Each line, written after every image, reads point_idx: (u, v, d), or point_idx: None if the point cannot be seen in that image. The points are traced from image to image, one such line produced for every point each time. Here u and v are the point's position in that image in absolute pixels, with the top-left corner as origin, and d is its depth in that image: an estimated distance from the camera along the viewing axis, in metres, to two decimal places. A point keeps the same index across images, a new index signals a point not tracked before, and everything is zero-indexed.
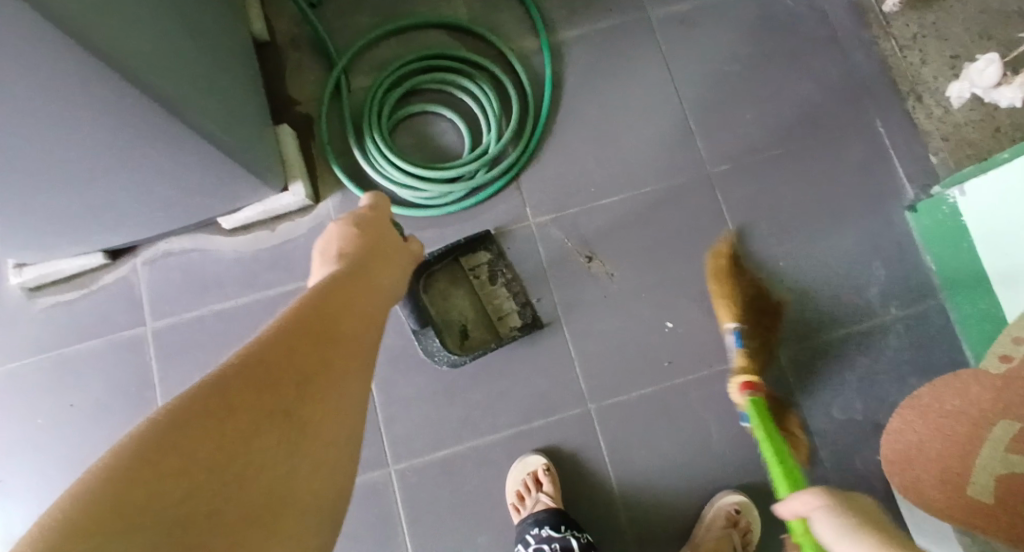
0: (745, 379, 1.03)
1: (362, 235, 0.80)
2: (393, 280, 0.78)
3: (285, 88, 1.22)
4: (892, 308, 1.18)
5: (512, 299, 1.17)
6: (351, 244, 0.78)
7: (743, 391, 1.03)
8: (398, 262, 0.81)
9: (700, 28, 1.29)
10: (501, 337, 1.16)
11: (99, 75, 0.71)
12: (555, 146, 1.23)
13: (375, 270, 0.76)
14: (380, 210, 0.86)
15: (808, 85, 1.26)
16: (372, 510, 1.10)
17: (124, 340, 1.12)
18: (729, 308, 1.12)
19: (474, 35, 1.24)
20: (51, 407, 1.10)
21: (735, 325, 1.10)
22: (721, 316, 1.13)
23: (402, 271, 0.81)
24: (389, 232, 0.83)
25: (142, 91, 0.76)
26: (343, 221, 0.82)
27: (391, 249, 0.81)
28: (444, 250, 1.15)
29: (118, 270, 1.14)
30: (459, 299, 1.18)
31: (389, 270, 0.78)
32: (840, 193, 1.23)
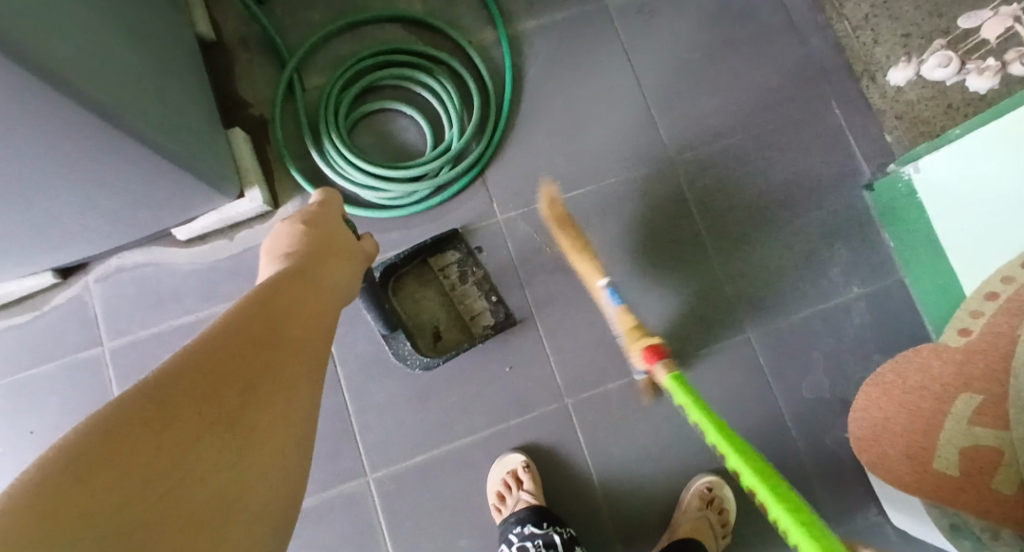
0: (647, 347, 0.92)
1: (313, 232, 0.81)
2: (346, 276, 0.80)
3: (236, 90, 1.17)
4: (855, 287, 1.21)
5: (483, 298, 1.15)
6: (298, 242, 0.79)
7: (651, 359, 0.92)
8: (351, 258, 0.82)
9: (659, 16, 1.28)
10: (474, 337, 1.14)
11: (33, 91, 0.66)
12: (519, 140, 1.21)
13: (324, 266, 0.77)
14: (330, 207, 0.87)
15: (766, 70, 1.27)
16: (352, 521, 1.08)
17: (79, 362, 1.07)
18: (591, 263, 1.05)
19: (431, 28, 1.21)
20: (5, 437, 1.04)
21: (607, 282, 1.02)
22: (589, 274, 1.04)
23: (356, 267, 0.83)
24: (342, 229, 0.85)
25: (84, 104, 0.72)
26: (291, 221, 0.84)
27: (343, 245, 0.82)
28: (409, 252, 1.12)
29: (68, 289, 1.09)
30: (429, 301, 1.16)
31: (342, 266, 0.80)
32: (801, 177, 1.24)
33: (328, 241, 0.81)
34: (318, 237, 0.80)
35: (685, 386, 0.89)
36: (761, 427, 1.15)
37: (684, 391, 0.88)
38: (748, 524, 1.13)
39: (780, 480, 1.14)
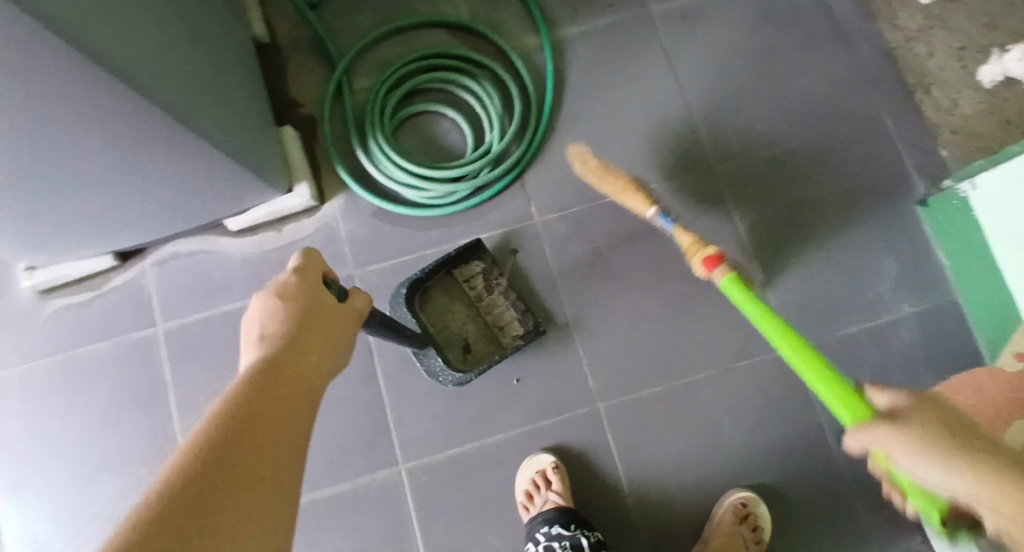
0: (706, 259, 0.92)
1: (291, 313, 0.66)
2: (332, 357, 0.67)
3: (289, 91, 1.22)
4: (903, 301, 1.17)
5: (511, 308, 1.13)
6: (275, 330, 0.65)
7: (711, 268, 0.92)
8: (341, 332, 0.70)
9: (703, 23, 1.28)
10: (504, 347, 1.13)
11: (101, 78, 0.71)
12: (560, 143, 1.22)
13: (305, 356, 0.64)
14: (308, 272, 0.71)
15: (813, 78, 1.26)
16: (382, 511, 1.10)
17: (133, 342, 1.12)
18: (638, 196, 1.03)
19: (475, 34, 1.25)
20: (61, 410, 1.10)
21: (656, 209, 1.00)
22: (636, 206, 1.03)
23: (347, 338, 0.71)
24: (325, 297, 0.70)
25: (148, 91, 0.77)
26: (269, 286, 0.69)
27: (327, 318, 0.69)
28: (437, 266, 1.11)
29: (127, 272, 1.15)
30: (458, 313, 1.16)
31: (326, 346, 0.67)
32: (848, 187, 1.22)
33: (310, 320, 0.67)
34: (306, 305, 0.68)
35: (742, 286, 0.90)
36: (799, 440, 1.12)
37: (741, 293, 0.89)
38: (785, 540, 1.10)
39: (819, 498, 1.10)
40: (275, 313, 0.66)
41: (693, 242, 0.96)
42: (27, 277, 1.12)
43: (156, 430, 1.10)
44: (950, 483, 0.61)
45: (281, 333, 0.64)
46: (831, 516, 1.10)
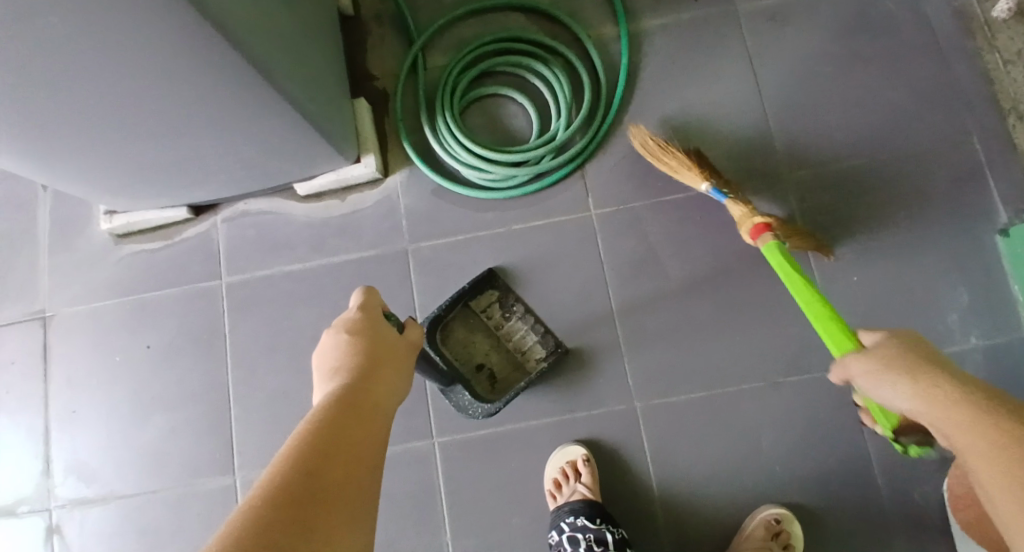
0: (752, 226, 1.01)
1: (359, 344, 0.72)
2: (398, 383, 0.73)
3: (366, 63, 1.25)
4: (971, 335, 1.11)
5: (530, 331, 1.14)
6: (345, 361, 0.70)
7: (755, 236, 1.01)
8: (403, 362, 0.75)
9: (789, 24, 1.24)
10: (529, 372, 1.13)
11: (193, 35, 0.74)
12: (626, 136, 1.21)
13: (376, 381, 0.69)
14: (371, 307, 0.77)
15: (900, 91, 1.20)
16: (412, 481, 1.12)
17: (197, 291, 1.18)
18: (695, 172, 1.07)
19: (553, 20, 1.24)
20: (126, 346, 1.17)
21: (710, 186, 1.06)
22: (690, 179, 1.09)
23: (410, 365, 0.76)
24: (388, 330, 0.76)
25: (242, 50, 0.80)
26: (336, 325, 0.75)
27: (391, 348, 0.74)
28: (455, 300, 1.12)
29: (199, 225, 1.20)
30: (480, 343, 1.16)
31: (393, 374, 0.72)
32: (924, 209, 1.16)
33: (376, 349, 0.72)
34: (373, 336, 0.73)
35: (791, 267, 0.98)
36: (840, 465, 1.09)
37: (791, 276, 0.97)
38: None
39: (854, 525, 1.07)
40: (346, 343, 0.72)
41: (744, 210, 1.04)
42: (107, 221, 1.18)
43: (211, 376, 1.15)
44: (898, 395, 0.77)
45: (352, 363, 0.70)
46: (864, 545, 1.06)
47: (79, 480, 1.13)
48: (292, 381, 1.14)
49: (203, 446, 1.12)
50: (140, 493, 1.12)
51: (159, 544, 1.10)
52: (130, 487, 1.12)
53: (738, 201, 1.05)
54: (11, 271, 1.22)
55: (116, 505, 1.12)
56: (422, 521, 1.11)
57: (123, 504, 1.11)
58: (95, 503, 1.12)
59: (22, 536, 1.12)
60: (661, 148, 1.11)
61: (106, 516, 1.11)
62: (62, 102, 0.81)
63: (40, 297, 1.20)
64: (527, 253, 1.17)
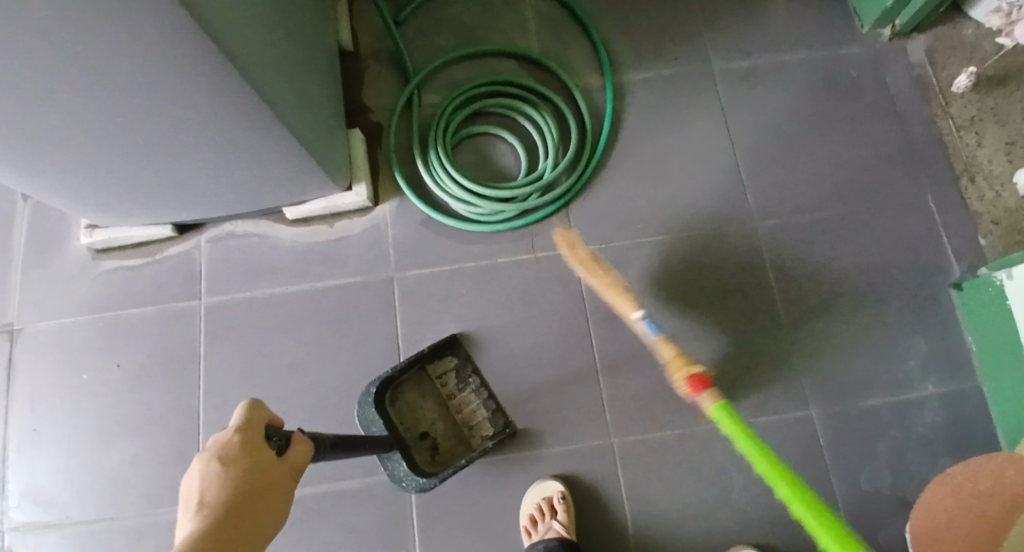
0: (692, 379, 0.89)
1: (227, 484, 0.65)
2: (263, 526, 0.66)
3: (361, 96, 1.28)
4: (930, 383, 1.17)
5: (482, 406, 1.12)
6: (208, 505, 0.64)
7: (698, 391, 0.89)
8: (275, 498, 0.67)
9: (761, 84, 1.33)
10: (472, 449, 1.10)
11: (206, 60, 0.77)
12: (608, 178, 1.26)
13: (233, 533, 0.64)
14: (250, 430, 0.68)
15: (862, 151, 1.29)
16: (387, 513, 1.10)
17: (175, 311, 1.16)
18: (627, 300, 1.01)
19: (543, 68, 1.30)
20: (95, 364, 1.14)
21: (643, 316, 0.98)
22: (623, 307, 1.01)
23: (283, 506, 0.68)
24: (263, 461, 0.67)
25: (248, 78, 0.83)
26: (212, 448, 0.67)
27: (259, 488, 0.66)
28: (412, 360, 1.10)
29: (182, 244, 1.19)
30: (428, 409, 1.12)
31: (257, 518, 0.66)
32: (885, 261, 1.23)
33: (245, 493, 0.65)
34: (239, 477, 0.65)
35: (744, 431, 0.86)
36: None
37: (729, 419, 0.87)
38: None
39: None
40: (211, 483, 0.65)
41: (675, 356, 0.94)
42: (87, 236, 1.16)
43: (185, 398, 1.12)
44: None
45: (214, 510, 0.64)
46: None
47: (34, 504, 1.07)
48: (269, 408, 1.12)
49: (170, 471, 1.09)
50: (99, 519, 1.06)
51: None
52: (90, 513, 1.07)
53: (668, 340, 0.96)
54: None
55: (72, 532, 1.06)
56: None
57: (80, 531, 1.06)
58: (50, 529, 1.06)
59: None
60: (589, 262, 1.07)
61: (61, 542, 1.06)
62: (65, 116, 0.82)
63: (9, 312, 1.16)
64: (510, 288, 1.19)
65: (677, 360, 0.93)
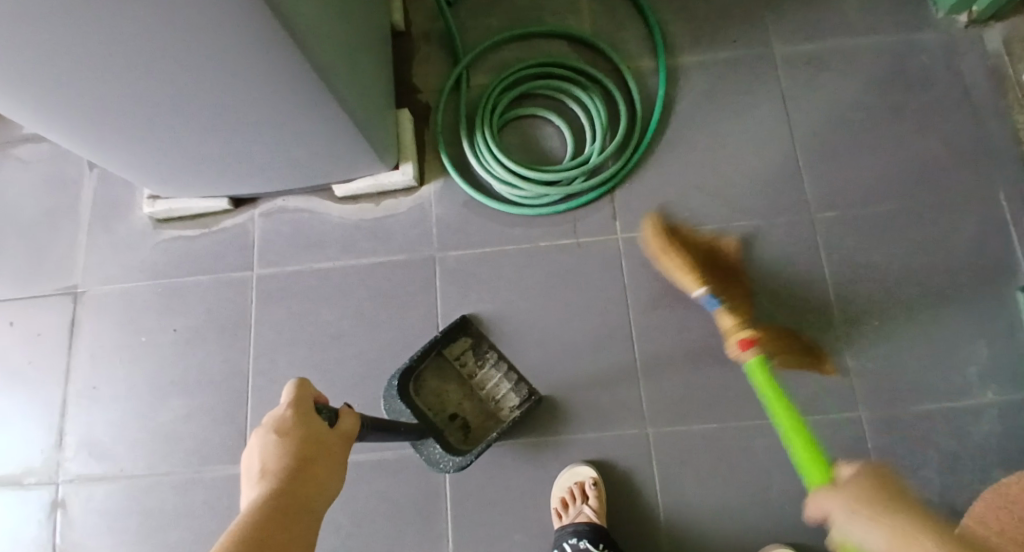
0: (740, 342, 0.99)
1: (289, 450, 0.66)
2: (326, 489, 0.67)
3: (411, 76, 1.29)
4: (990, 391, 1.10)
5: (503, 378, 1.13)
6: (274, 471, 0.65)
7: (743, 349, 1.00)
8: (333, 462, 0.69)
9: (824, 70, 1.27)
10: (502, 421, 1.11)
11: (262, 38, 0.78)
12: (657, 164, 1.24)
13: (301, 494, 0.65)
14: (300, 403, 0.70)
15: (929, 144, 1.22)
16: (420, 488, 1.12)
17: (229, 281, 1.20)
18: (694, 279, 1.08)
19: (594, 50, 1.28)
20: (152, 328, 1.19)
21: (705, 291, 1.05)
22: (687, 287, 1.09)
23: (341, 472, 0.69)
24: (319, 428, 0.69)
25: (309, 56, 0.84)
26: (265, 426, 0.69)
27: (318, 453, 0.68)
28: (425, 348, 1.11)
29: (237, 217, 1.23)
30: (452, 391, 1.13)
31: (321, 481, 0.67)
32: (948, 260, 1.17)
33: (306, 457, 0.67)
34: (299, 443, 0.67)
35: (763, 368, 0.97)
36: None
37: (762, 375, 0.97)
38: None
39: None
40: (270, 456, 0.66)
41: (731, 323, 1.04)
42: (149, 206, 1.21)
43: (235, 364, 1.16)
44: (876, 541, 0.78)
45: (280, 475, 0.65)
46: None
47: (91, 457, 1.14)
48: (312, 378, 1.15)
49: (218, 434, 1.13)
50: (149, 475, 1.12)
51: (162, 528, 1.10)
52: (140, 469, 1.12)
53: (727, 311, 1.05)
54: (49, 247, 1.25)
55: (124, 485, 1.12)
56: (425, 529, 1.10)
57: (131, 485, 1.12)
58: (104, 481, 1.12)
59: (25, 509, 1.12)
60: (669, 250, 1.11)
61: (114, 494, 1.12)
62: (128, 90, 0.85)
63: (75, 274, 1.23)
64: (551, 272, 1.19)
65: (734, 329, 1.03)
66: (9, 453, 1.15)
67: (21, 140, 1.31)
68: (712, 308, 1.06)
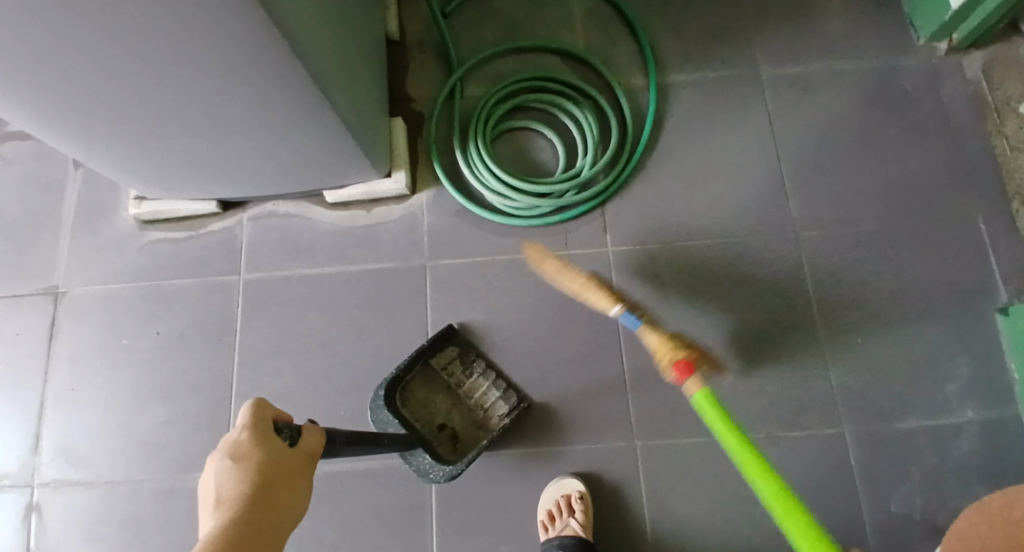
0: (676, 365, 0.93)
1: (243, 480, 0.64)
2: (285, 514, 0.65)
3: (405, 85, 1.30)
4: (969, 408, 1.12)
5: (492, 387, 1.12)
6: (230, 499, 0.63)
7: (681, 377, 0.92)
8: (293, 489, 0.66)
9: (810, 92, 1.30)
10: (492, 431, 1.10)
11: (259, 41, 0.78)
12: (647, 179, 1.25)
13: (256, 524, 0.63)
14: (258, 425, 0.67)
15: (911, 166, 1.25)
16: (405, 499, 1.10)
17: (216, 284, 1.19)
18: (604, 295, 1.04)
19: (587, 65, 1.30)
20: (134, 331, 1.17)
21: (619, 310, 1.02)
22: (601, 304, 1.04)
23: (300, 498, 0.67)
24: (277, 451, 0.66)
25: (304, 60, 0.84)
26: (222, 451, 0.66)
27: (276, 481, 0.65)
28: (412, 359, 1.10)
29: (225, 220, 1.22)
30: (440, 402, 1.13)
31: (278, 507, 0.65)
32: (929, 280, 1.19)
33: (263, 484, 0.64)
34: (254, 473, 0.64)
35: (711, 401, 0.89)
36: (837, 524, 1.08)
37: (711, 407, 0.89)
38: None
39: None
40: (225, 487, 0.64)
41: (660, 343, 0.97)
42: (135, 207, 1.19)
43: (219, 370, 1.14)
44: None
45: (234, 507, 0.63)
46: None
47: (67, 461, 1.11)
48: (298, 385, 1.14)
49: (199, 441, 1.11)
50: (127, 481, 1.09)
51: (140, 535, 1.07)
52: (120, 475, 1.09)
53: (650, 328, 1.00)
54: (30, 246, 1.22)
55: (103, 488, 1.09)
56: (409, 541, 1.08)
57: (109, 490, 1.09)
58: (82, 486, 1.09)
59: None
60: (567, 271, 1.07)
61: (91, 499, 1.08)
62: (119, 90, 0.85)
63: (56, 274, 1.20)
64: (541, 283, 1.19)
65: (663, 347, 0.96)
66: None
67: (3, 137, 1.29)
68: (632, 326, 1.03)
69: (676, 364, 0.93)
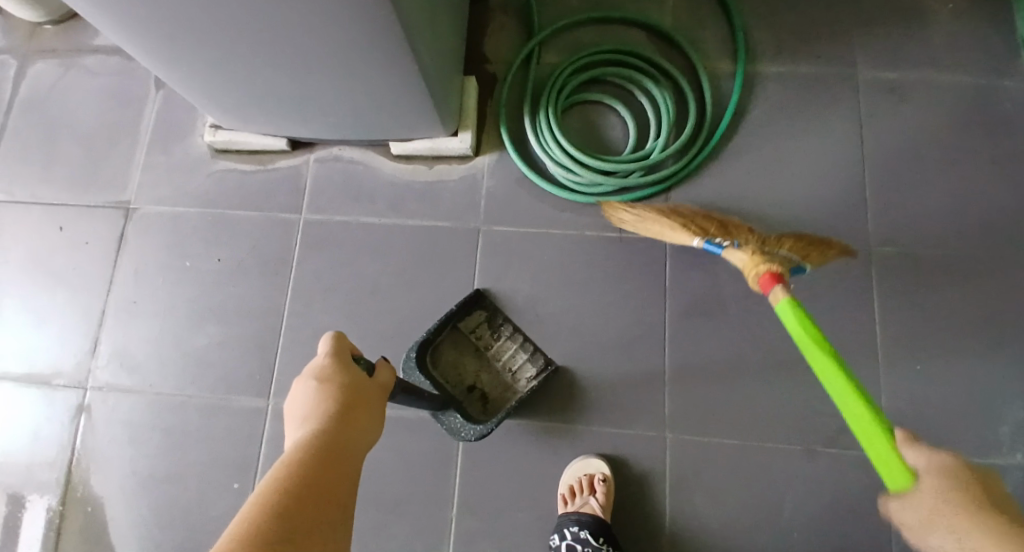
0: (762, 277, 0.88)
1: (331, 395, 0.68)
2: (368, 431, 0.69)
3: (484, 45, 1.28)
4: (1020, 453, 1.07)
5: (519, 349, 1.13)
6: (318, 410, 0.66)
7: (771, 287, 0.87)
8: (373, 410, 0.70)
9: (905, 100, 1.23)
10: (520, 392, 1.11)
11: None
12: (717, 170, 1.21)
13: (345, 432, 0.66)
14: (340, 354, 0.71)
15: (1001, 192, 1.18)
16: (431, 454, 1.12)
17: (277, 220, 1.21)
18: (684, 230, 1.03)
19: (671, 44, 1.26)
20: (196, 254, 1.21)
21: (701, 239, 1.01)
22: (684, 238, 1.04)
23: (379, 418, 0.71)
24: (358, 376, 0.71)
25: (398, 8, 0.84)
26: (307, 375, 0.70)
27: (360, 398, 0.69)
28: (441, 323, 1.10)
29: (293, 159, 1.24)
30: (469, 363, 1.14)
31: (363, 421, 0.69)
32: (1001, 314, 1.13)
33: (348, 399, 0.68)
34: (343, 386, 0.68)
35: (801, 315, 0.83)
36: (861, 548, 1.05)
37: (801, 324, 0.82)
38: None
39: None
40: (315, 399, 0.67)
41: (748, 255, 0.92)
42: (210, 134, 1.22)
43: (271, 303, 1.18)
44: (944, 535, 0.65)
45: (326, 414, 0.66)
46: None
47: (120, 369, 1.17)
48: (343, 328, 1.16)
49: (244, 367, 1.15)
50: (173, 396, 1.14)
51: (179, 447, 1.12)
52: (168, 388, 1.15)
53: (734, 246, 0.96)
54: (105, 160, 1.27)
55: (147, 401, 1.15)
56: (429, 495, 1.11)
57: (156, 401, 1.14)
58: (130, 394, 1.15)
59: (51, 409, 1.16)
60: (647, 215, 1.08)
61: (137, 408, 1.14)
62: (210, 19, 0.86)
63: (128, 190, 1.25)
64: (595, 262, 1.18)
65: (748, 257, 0.92)
66: (43, 352, 1.19)
67: (94, 52, 1.33)
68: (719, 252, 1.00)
69: (760, 276, 0.89)
